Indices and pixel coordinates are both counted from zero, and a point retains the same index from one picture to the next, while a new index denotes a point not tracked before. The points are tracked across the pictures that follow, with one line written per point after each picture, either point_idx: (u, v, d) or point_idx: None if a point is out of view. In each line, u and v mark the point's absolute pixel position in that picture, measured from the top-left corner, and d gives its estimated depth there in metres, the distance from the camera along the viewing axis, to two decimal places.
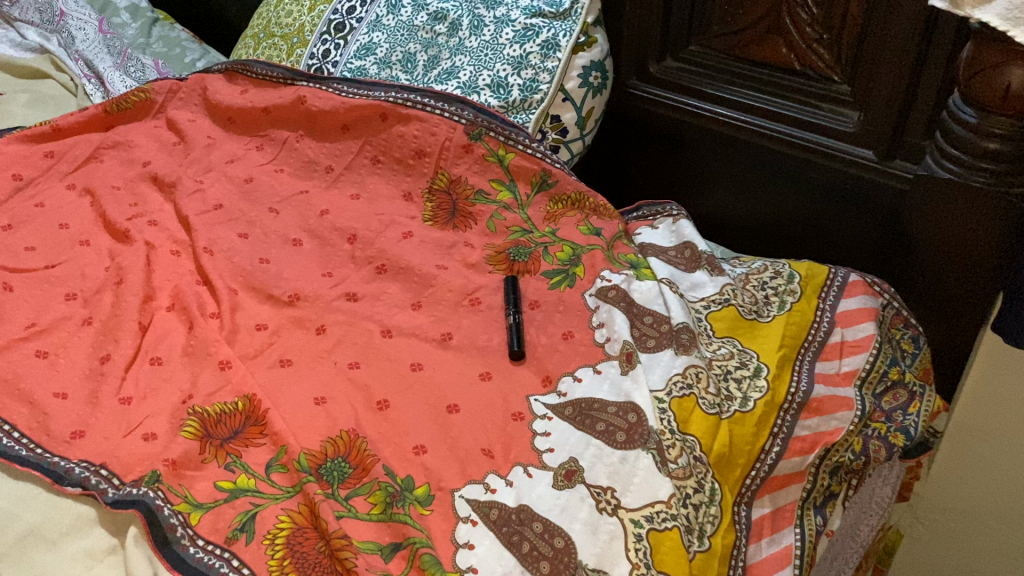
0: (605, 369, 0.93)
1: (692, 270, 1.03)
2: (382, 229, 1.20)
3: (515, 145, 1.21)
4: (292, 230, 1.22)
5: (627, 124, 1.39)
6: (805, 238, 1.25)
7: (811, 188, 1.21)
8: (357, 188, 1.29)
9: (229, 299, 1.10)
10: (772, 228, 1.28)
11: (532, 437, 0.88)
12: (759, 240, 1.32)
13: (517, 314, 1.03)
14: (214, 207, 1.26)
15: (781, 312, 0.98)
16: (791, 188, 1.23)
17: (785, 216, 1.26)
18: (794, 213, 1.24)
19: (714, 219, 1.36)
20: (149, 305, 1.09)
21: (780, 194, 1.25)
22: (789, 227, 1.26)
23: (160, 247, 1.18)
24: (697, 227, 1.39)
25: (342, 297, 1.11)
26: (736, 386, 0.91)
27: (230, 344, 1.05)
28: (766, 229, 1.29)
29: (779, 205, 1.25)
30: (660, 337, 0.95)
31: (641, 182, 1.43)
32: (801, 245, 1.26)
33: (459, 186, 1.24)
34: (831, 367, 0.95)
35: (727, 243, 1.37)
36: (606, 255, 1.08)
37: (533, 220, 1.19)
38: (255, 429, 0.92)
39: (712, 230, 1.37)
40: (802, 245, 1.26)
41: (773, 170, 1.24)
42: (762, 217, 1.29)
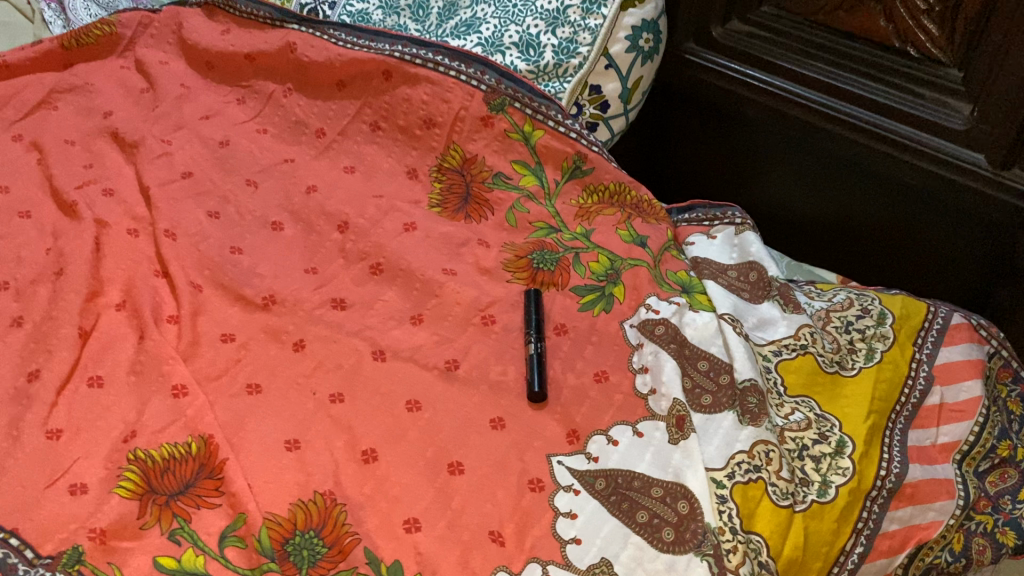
0: (648, 432, 0.74)
1: (757, 301, 0.84)
2: (380, 216, 0.99)
3: (544, 121, 1.01)
4: (272, 211, 1.02)
5: (676, 93, 1.18)
6: (883, 248, 1.05)
7: (894, 192, 1.00)
8: (352, 160, 1.09)
9: (192, 300, 0.92)
10: (844, 231, 1.08)
11: (554, 518, 0.71)
12: (822, 243, 1.12)
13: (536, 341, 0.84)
14: (182, 176, 1.06)
15: (870, 365, 0.79)
16: (870, 188, 1.02)
17: (862, 219, 1.05)
18: (871, 218, 1.04)
19: (772, 213, 1.16)
20: (94, 303, 0.90)
21: (855, 193, 1.04)
22: (862, 234, 1.06)
23: (114, 226, 0.98)
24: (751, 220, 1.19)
25: (328, 304, 0.92)
26: (813, 467, 0.72)
27: (189, 360, 0.86)
28: (833, 233, 1.09)
29: (857, 205, 1.05)
30: (718, 393, 0.76)
31: (687, 162, 1.23)
32: (875, 257, 1.06)
33: (474, 166, 1.03)
34: (927, 437, 0.77)
35: (785, 243, 1.17)
36: (652, 273, 0.88)
37: (562, 216, 0.99)
38: (211, 484, 0.74)
39: (771, 225, 1.17)
40: (876, 257, 1.06)
41: (849, 165, 1.03)
42: (830, 218, 1.08)
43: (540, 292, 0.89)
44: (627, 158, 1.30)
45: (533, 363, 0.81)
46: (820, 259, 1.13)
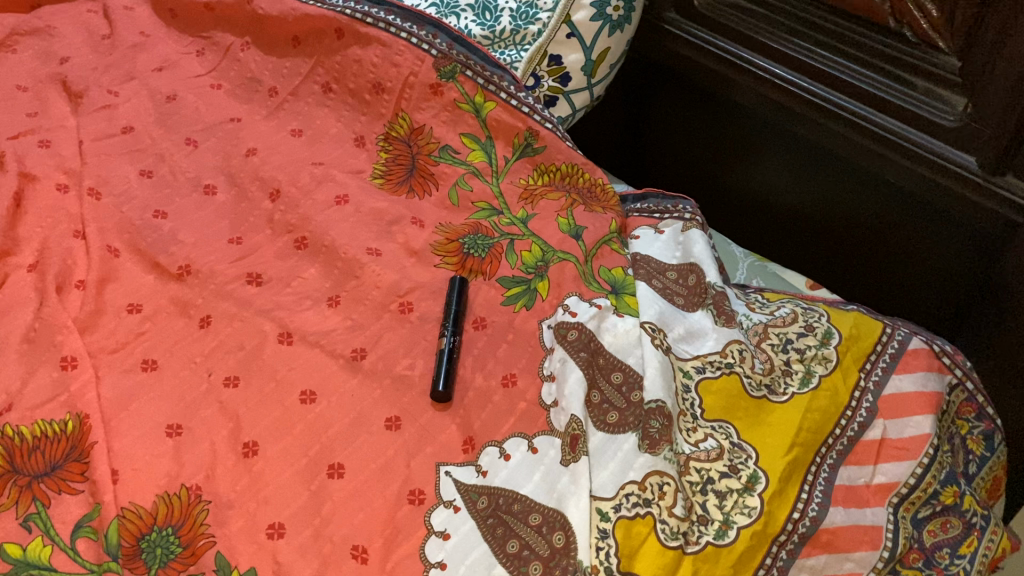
0: (541, 449, 0.68)
1: (690, 309, 0.76)
2: (312, 186, 0.94)
3: (496, 92, 0.94)
4: (207, 174, 0.97)
5: (661, 67, 1.08)
6: (869, 248, 0.95)
7: (881, 191, 0.90)
8: (301, 122, 1.02)
9: (104, 266, 0.87)
10: (829, 227, 0.98)
11: (425, 538, 0.65)
12: (806, 236, 1.03)
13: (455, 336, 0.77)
14: (121, 131, 1.01)
15: (804, 391, 0.70)
16: (857, 184, 0.92)
17: (847, 216, 0.96)
18: (858, 217, 0.94)
19: (759, 202, 1.07)
20: (2, 262, 0.87)
21: (841, 188, 0.94)
22: (850, 233, 0.96)
23: (40, 181, 0.94)
24: (737, 206, 1.10)
25: (243, 279, 0.87)
26: (716, 503, 0.65)
27: (88, 329, 0.82)
28: (820, 230, 1.00)
29: (842, 201, 0.95)
30: (626, 410, 0.69)
31: (673, 141, 1.14)
32: (860, 256, 0.97)
33: (421, 137, 0.96)
34: (860, 476, 0.68)
35: (771, 232, 1.08)
36: (581, 269, 0.81)
37: (505, 197, 0.91)
38: (76, 469, 0.70)
39: (757, 212, 1.08)
40: (864, 258, 0.97)
41: (835, 159, 0.93)
42: (815, 212, 0.99)
43: (464, 280, 0.82)
44: (615, 132, 1.21)
45: (442, 361, 0.74)
46: (806, 252, 1.04)
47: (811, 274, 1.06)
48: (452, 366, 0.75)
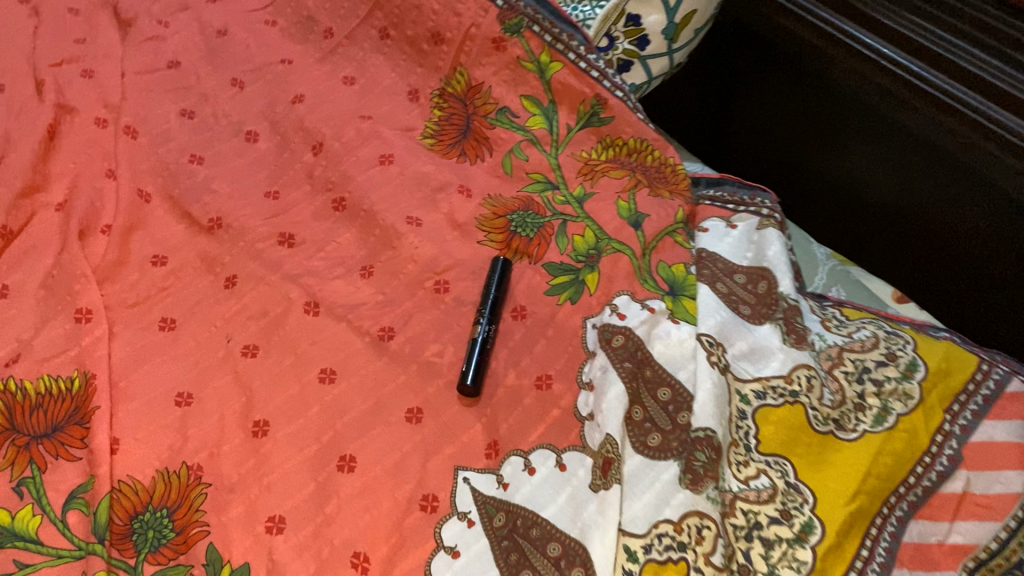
0: (570, 467, 0.62)
1: (756, 322, 0.66)
2: (357, 143, 0.87)
3: (564, 52, 0.84)
4: (250, 120, 0.91)
5: (754, 37, 0.96)
6: (971, 257, 0.82)
7: (990, 198, 0.77)
8: (354, 69, 0.95)
9: (132, 211, 0.83)
10: (927, 229, 0.86)
11: (433, 553, 0.59)
12: (899, 238, 0.90)
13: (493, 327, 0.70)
14: (167, 65, 0.96)
15: (876, 431, 0.61)
16: (963, 188, 0.79)
17: (948, 219, 0.83)
18: (963, 224, 0.81)
19: (847, 195, 0.94)
20: (29, 199, 0.82)
21: (942, 188, 0.81)
22: (954, 243, 0.83)
23: (77, 114, 0.89)
24: (822, 197, 0.98)
25: (273, 238, 0.81)
26: (762, 551, 0.56)
27: (108, 280, 0.78)
28: (917, 233, 0.87)
29: (943, 203, 0.82)
30: (669, 434, 0.61)
31: (760, 121, 1.02)
32: (961, 265, 0.84)
33: (478, 96, 0.88)
34: (934, 533, 0.59)
35: (858, 230, 0.95)
36: (636, 264, 0.72)
37: (563, 170, 0.83)
38: (77, 434, 0.66)
39: (845, 205, 0.95)
40: (966, 269, 0.84)
41: (937, 155, 0.80)
42: (910, 212, 0.86)
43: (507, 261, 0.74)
44: (704, 106, 1.10)
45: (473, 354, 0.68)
46: (896, 256, 0.91)
47: (903, 284, 0.93)
48: (483, 359, 0.68)
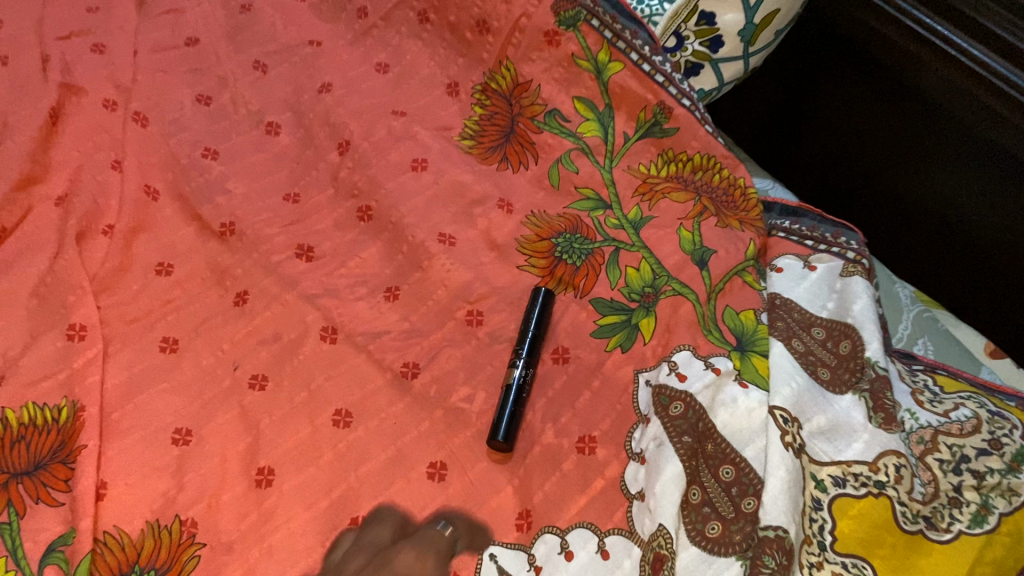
0: (614, 556, 0.53)
1: (836, 392, 0.57)
2: (388, 143, 0.78)
3: (625, 51, 0.75)
4: (272, 109, 0.83)
5: (832, 35, 0.84)
6: None
7: None
8: (389, 55, 0.86)
9: (139, 211, 0.75)
10: None
11: None
12: (1002, 279, 0.77)
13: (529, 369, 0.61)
14: (184, 43, 0.87)
15: (976, 533, 0.50)
16: None
17: None
18: None
19: (939, 225, 0.81)
20: (27, 192, 0.74)
21: None
22: None
23: (84, 94, 0.81)
24: (908, 225, 0.85)
25: (291, 249, 0.73)
26: None
27: (108, 289, 0.70)
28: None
29: None
30: (730, 524, 0.53)
31: (830, 134, 0.89)
32: None
33: (525, 95, 0.79)
34: None
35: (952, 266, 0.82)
36: (699, 311, 0.63)
37: (617, 186, 0.73)
38: (61, 474, 0.59)
39: (936, 237, 0.82)
40: None
41: None
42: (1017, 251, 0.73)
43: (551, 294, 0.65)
44: (771, 117, 0.97)
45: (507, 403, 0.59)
46: (1001, 298, 0.78)
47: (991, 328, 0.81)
48: (518, 411, 0.59)
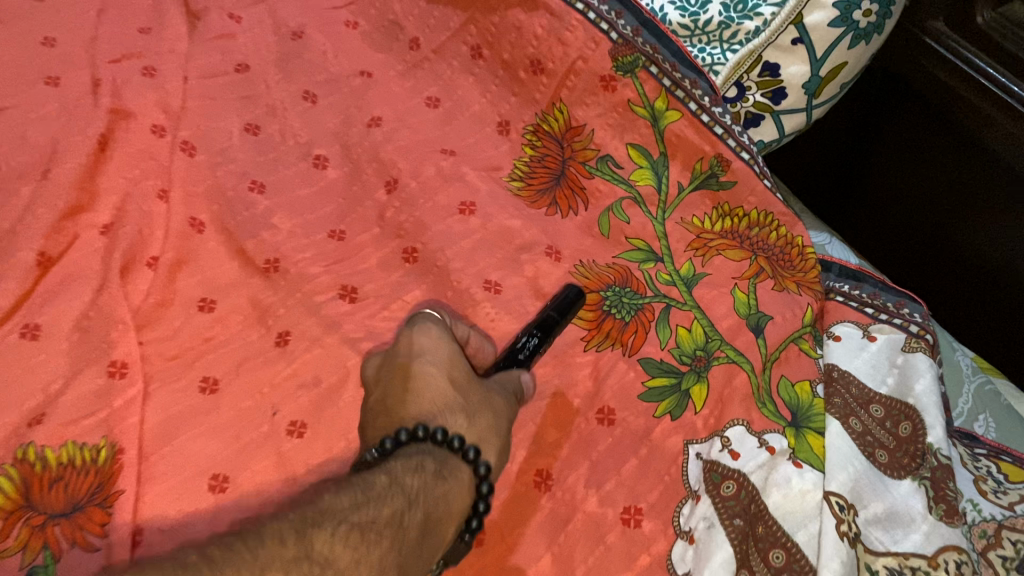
0: None
1: (898, 478, 0.55)
2: (437, 184, 0.77)
3: (684, 100, 0.73)
4: (320, 141, 0.81)
5: (891, 82, 0.81)
6: None
7: None
8: (439, 89, 0.84)
9: (182, 243, 0.74)
10: None
11: None
12: None
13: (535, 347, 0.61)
14: (235, 69, 0.86)
15: None
16: None
17: None
18: None
19: (993, 292, 0.78)
20: (73, 221, 0.74)
21: None
22: None
23: (134, 121, 0.80)
24: (957, 288, 0.81)
25: (335, 291, 0.72)
26: None
27: (150, 324, 0.69)
28: None
29: None
30: None
31: (884, 172, 0.86)
32: None
33: (578, 138, 0.77)
34: None
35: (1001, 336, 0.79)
36: (753, 381, 0.61)
37: (669, 239, 0.71)
38: (97, 518, 0.59)
39: (986, 303, 0.79)
40: None
41: None
42: None
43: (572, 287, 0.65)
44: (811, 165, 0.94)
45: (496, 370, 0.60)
46: None
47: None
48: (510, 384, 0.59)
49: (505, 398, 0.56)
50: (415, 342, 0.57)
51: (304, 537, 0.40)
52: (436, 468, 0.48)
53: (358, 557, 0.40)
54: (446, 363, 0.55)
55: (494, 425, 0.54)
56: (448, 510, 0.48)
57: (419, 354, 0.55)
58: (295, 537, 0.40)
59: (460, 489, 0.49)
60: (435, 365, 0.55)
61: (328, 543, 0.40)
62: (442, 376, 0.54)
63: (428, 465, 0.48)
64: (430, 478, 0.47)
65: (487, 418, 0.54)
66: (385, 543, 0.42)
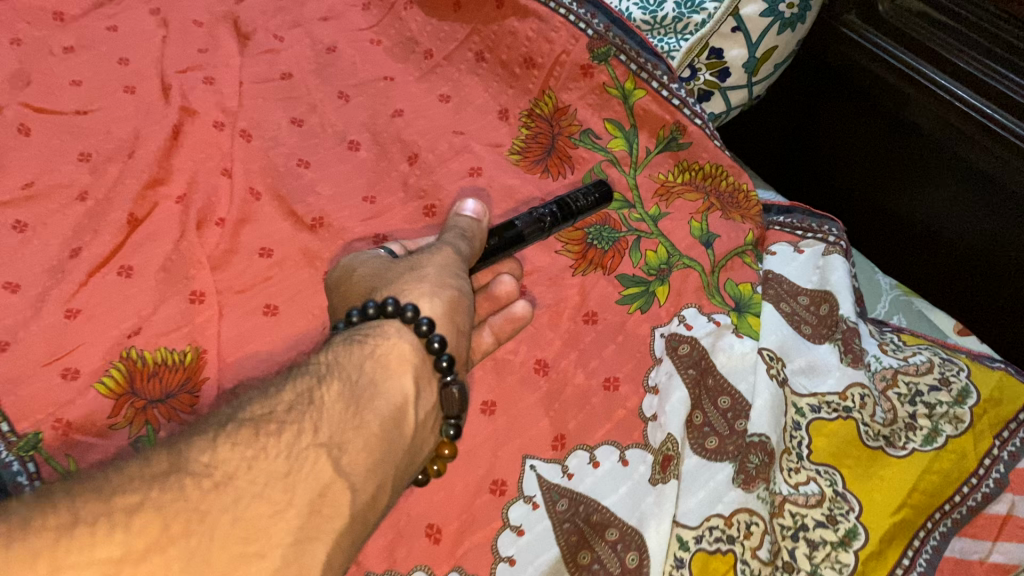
0: (632, 463, 0.66)
1: (817, 341, 0.72)
2: (449, 156, 0.94)
3: (647, 80, 0.90)
4: (353, 129, 0.99)
5: (821, 66, 0.99)
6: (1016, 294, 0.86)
7: None
8: (450, 88, 1.02)
9: (243, 207, 0.90)
10: (979, 266, 0.88)
11: (499, 530, 0.64)
12: (948, 275, 0.93)
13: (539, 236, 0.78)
14: (281, 77, 1.04)
15: (926, 449, 0.65)
16: (1016, 223, 0.83)
17: (1001, 259, 0.86)
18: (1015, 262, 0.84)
19: (905, 232, 0.96)
20: (153, 191, 0.91)
21: (1003, 230, 0.84)
22: (1002, 281, 0.87)
23: (200, 116, 0.97)
24: (880, 230, 1.00)
25: (369, 239, 0.88)
26: (806, 552, 0.61)
27: (221, 266, 0.86)
28: (968, 270, 0.90)
29: (997, 240, 0.85)
30: (727, 438, 0.66)
31: (820, 141, 1.04)
32: (1006, 305, 0.87)
33: (564, 118, 0.94)
34: (975, 550, 0.62)
35: (911, 267, 0.98)
36: (705, 279, 0.77)
37: (640, 190, 0.88)
38: (186, 401, 0.75)
39: (901, 239, 0.97)
40: (1014, 305, 0.86)
41: (1000, 193, 0.83)
42: (964, 250, 0.89)
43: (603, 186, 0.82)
44: (766, 134, 1.13)
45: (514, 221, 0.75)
46: (944, 291, 0.94)
47: (979, 325, 0.92)
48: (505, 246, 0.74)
49: (423, 256, 0.67)
50: (349, 270, 0.71)
51: (182, 456, 0.46)
52: (349, 344, 0.58)
53: (248, 460, 0.47)
54: (380, 265, 0.68)
55: (421, 275, 0.65)
56: (377, 381, 0.56)
57: (358, 268, 0.69)
58: (170, 457, 0.46)
59: (388, 350, 0.59)
60: (369, 270, 0.68)
61: (207, 456, 0.46)
62: (375, 274, 0.67)
63: (339, 356, 0.56)
64: (339, 372, 0.55)
65: (409, 276, 0.65)
66: (277, 440, 0.49)
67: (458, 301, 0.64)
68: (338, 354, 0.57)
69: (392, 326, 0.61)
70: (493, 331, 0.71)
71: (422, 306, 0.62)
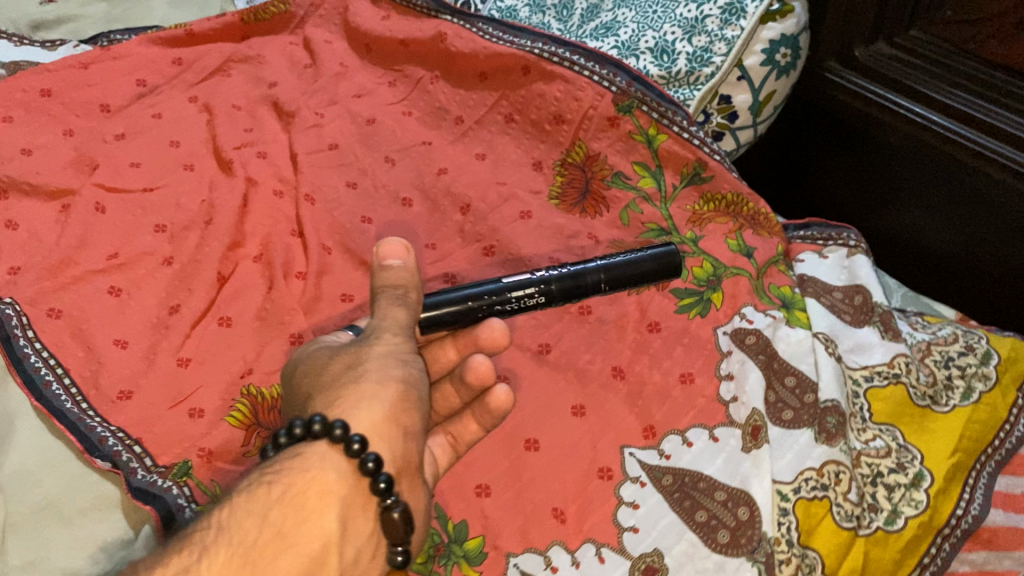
0: (722, 438, 0.76)
1: (857, 324, 0.87)
2: (499, 203, 1.05)
3: (669, 125, 1.04)
4: (404, 188, 1.09)
5: (808, 105, 1.17)
6: (987, 282, 1.02)
7: (1004, 226, 0.97)
8: (485, 148, 1.13)
9: (319, 261, 0.99)
10: (955, 261, 1.05)
11: (617, 506, 0.73)
12: (931, 272, 1.10)
13: (538, 301, 0.70)
14: (329, 147, 1.14)
15: (964, 403, 0.80)
16: (983, 219, 0.99)
17: (974, 253, 1.02)
18: (985, 254, 1.01)
19: (893, 238, 1.13)
20: (234, 253, 1.00)
21: (973, 228, 1.01)
22: (974, 272, 1.04)
23: (262, 185, 1.06)
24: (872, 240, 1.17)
25: (441, 279, 0.98)
26: (885, 494, 0.75)
27: (310, 313, 0.94)
28: (947, 267, 1.07)
29: (969, 237, 1.02)
30: (800, 409, 0.78)
31: (813, 169, 1.22)
32: (982, 292, 1.04)
33: (596, 164, 1.07)
34: (1018, 485, 0.76)
35: (899, 268, 1.15)
36: (754, 284, 0.88)
37: (675, 220, 1.03)
38: None
39: (890, 246, 1.15)
40: (989, 291, 1.03)
41: (969, 198, 1.00)
42: (942, 250, 1.07)
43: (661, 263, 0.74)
44: (767, 166, 1.30)
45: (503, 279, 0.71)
46: (928, 288, 1.11)
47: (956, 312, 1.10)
48: (482, 299, 0.69)
49: (363, 348, 0.62)
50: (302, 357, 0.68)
51: None
52: (253, 491, 0.52)
53: None
54: (325, 355, 0.65)
55: (359, 374, 0.60)
56: (282, 534, 0.51)
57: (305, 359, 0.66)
58: None
59: (306, 485, 0.53)
60: (317, 358, 0.65)
61: None
62: (318, 365, 0.64)
63: (234, 513, 0.51)
64: (228, 535, 0.50)
65: (345, 379, 0.60)
66: None
67: (404, 398, 0.59)
68: (236, 506, 0.51)
69: (316, 451, 0.55)
70: (476, 420, 0.71)
71: (349, 420, 0.56)
